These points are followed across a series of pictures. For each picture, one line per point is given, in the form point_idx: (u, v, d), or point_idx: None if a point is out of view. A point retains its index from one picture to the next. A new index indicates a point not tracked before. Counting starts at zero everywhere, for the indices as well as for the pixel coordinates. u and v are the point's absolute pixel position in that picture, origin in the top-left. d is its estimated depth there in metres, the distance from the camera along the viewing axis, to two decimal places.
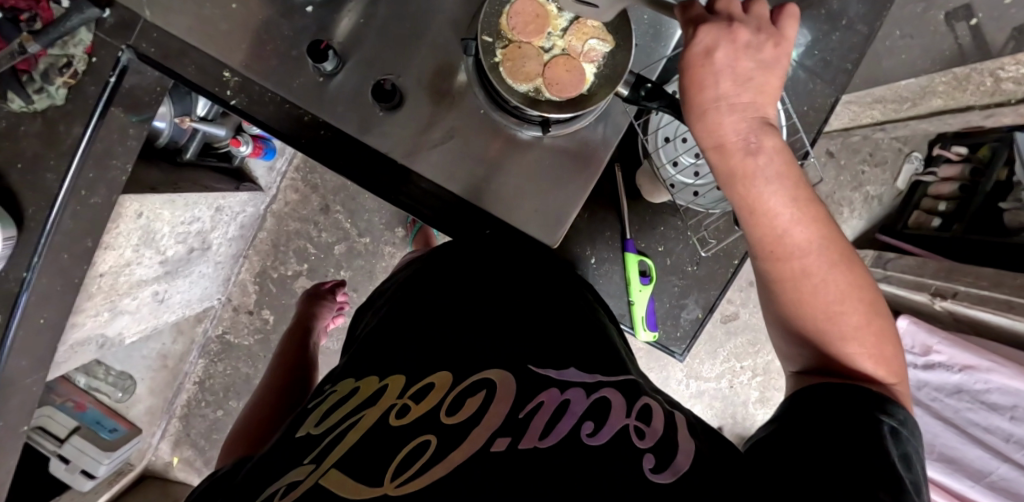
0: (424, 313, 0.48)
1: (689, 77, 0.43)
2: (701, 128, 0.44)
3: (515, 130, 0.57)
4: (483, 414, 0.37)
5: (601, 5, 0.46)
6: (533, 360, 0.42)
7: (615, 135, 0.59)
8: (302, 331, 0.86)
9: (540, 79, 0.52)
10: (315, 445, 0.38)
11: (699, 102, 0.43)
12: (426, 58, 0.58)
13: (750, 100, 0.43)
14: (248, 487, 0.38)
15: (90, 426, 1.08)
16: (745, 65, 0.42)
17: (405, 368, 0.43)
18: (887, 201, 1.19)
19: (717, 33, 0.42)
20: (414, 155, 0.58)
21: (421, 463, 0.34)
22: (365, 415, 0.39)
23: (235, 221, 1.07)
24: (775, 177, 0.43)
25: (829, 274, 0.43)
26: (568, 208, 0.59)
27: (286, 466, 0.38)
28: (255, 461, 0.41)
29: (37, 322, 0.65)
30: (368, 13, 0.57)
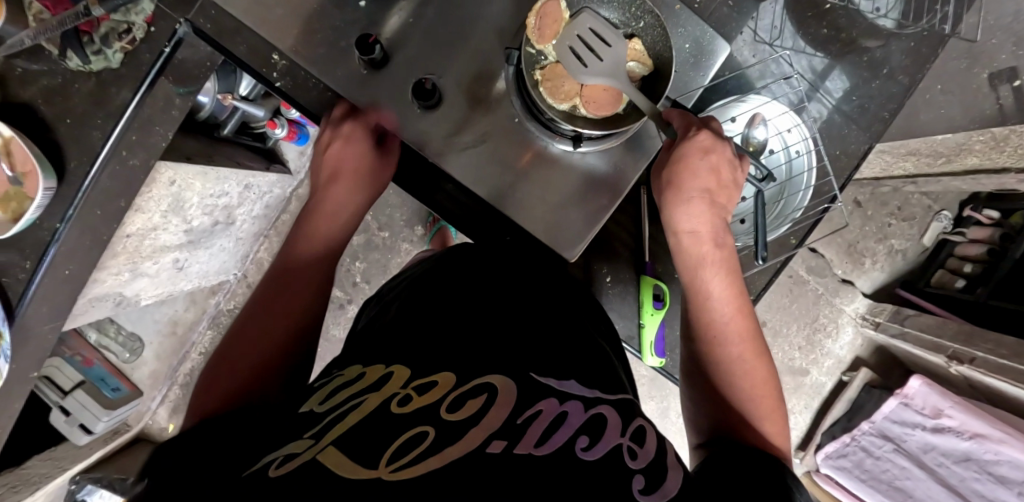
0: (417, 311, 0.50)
1: (681, 163, 0.50)
2: (676, 209, 0.51)
3: (546, 142, 0.58)
4: (484, 415, 0.36)
5: (590, 66, 0.47)
6: (535, 368, 0.42)
7: (642, 157, 0.60)
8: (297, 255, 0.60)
9: (579, 98, 0.52)
10: (315, 422, 0.37)
11: (682, 189, 0.51)
12: (468, 61, 0.59)
13: (721, 203, 0.51)
14: (237, 450, 0.36)
15: (95, 382, 1.11)
16: (726, 175, 0.51)
17: (409, 361, 0.43)
18: (911, 256, 1.17)
19: (712, 136, 0.50)
20: (444, 155, 0.59)
21: (418, 452, 0.34)
22: (367, 398, 0.38)
23: (260, 201, 1.10)
24: (724, 274, 0.50)
25: (754, 364, 0.49)
26: (588, 224, 0.60)
27: (282, 439, 0.36)
28: (248, 423, 0.40)
29: (63, 275, 0.67)
30: (417, 12, 0.59)
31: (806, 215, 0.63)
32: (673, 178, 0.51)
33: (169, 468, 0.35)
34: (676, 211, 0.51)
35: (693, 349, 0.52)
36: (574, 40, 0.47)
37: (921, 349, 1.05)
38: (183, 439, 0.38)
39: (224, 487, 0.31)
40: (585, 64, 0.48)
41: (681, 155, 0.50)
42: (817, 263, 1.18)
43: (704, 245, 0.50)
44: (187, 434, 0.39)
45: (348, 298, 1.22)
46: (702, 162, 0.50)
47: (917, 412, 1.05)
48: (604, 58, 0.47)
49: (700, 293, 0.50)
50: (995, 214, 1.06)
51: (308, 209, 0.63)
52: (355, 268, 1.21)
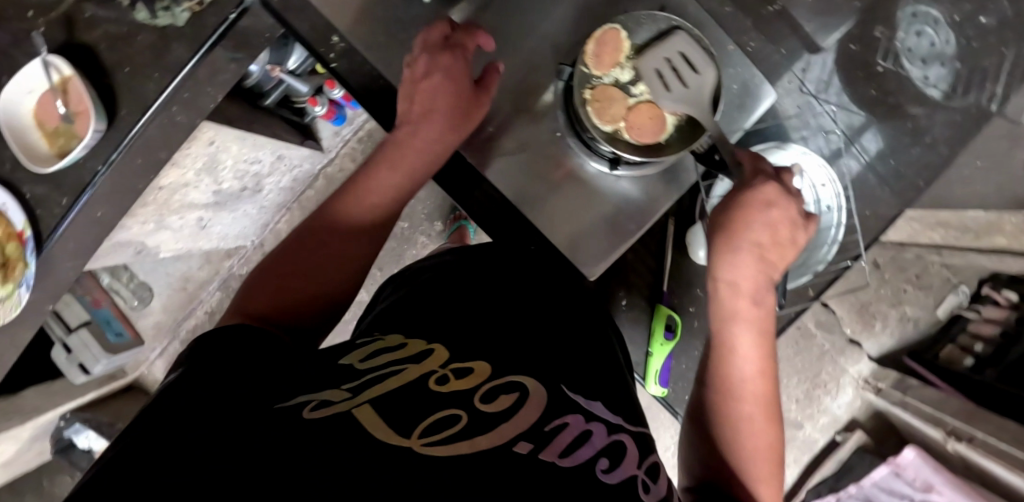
0: (440, 305, 0.50)
1: (739, 214, 0.50)
2: (723, 257, 0.51)
3: (582, 160, 0.60)
4: (515, 412, 0.33)
5: (677, 91, 0.50)
6: (566, 382, 0.39)
7: (676, 190, 0.60)
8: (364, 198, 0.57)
9: (622, 123, 0.53)
10: (354, 377, 0.35)
11: (732, 239, 0.50)
12: (520, 71, 0.60)
13: (769, 260, 0.50)
14: (266, 381, 0.35)
15: (100, 324, 1.13)
16: (782, 234, 0.50)
17: (451, 347, 0.41)
18: (923, 326, 1.16)
19: (777, 193, 0.50)
20: (484, 157, 0.60)
21: (449, 432, 0.30)
22: (409, 368, 0.36)
23: (290, 173, 1.12)
24: (753, 331, 0.50)
25: (761, 427, 0.48)
26: (612, 247, 0.61)
27: (314, 385, 0.34)
28: (263, 361, 0.39)
29: (95, 217, 0.68)
30: (478, 15, 0.60)
31: (827, 270, 0.64)
32: (729, 225, 0.51)
33: (194, 387, 0.35)
34: (722, 259, 0.51)
35: (705, 396, 0.51)
36: (660, 65, 0.51)
37: (920, 421, 1.04)
38: (215, 353, 0.38)
39: (258, 413, 0.30)
40: (668, 89, 0.50)
41: (743, 204, 0.50)
42: (826, 319, 1.18)
43: (740, 298, 0.50)
44: (213, 348, 0.39)
45: None
46: (759, 214, 0.50)
47: (907, 483, 1.03)
48: (688, 85, 0.50)
49: (727, 344, 0.50)
50: (1012, 296, 1.04)
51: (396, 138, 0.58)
52: None
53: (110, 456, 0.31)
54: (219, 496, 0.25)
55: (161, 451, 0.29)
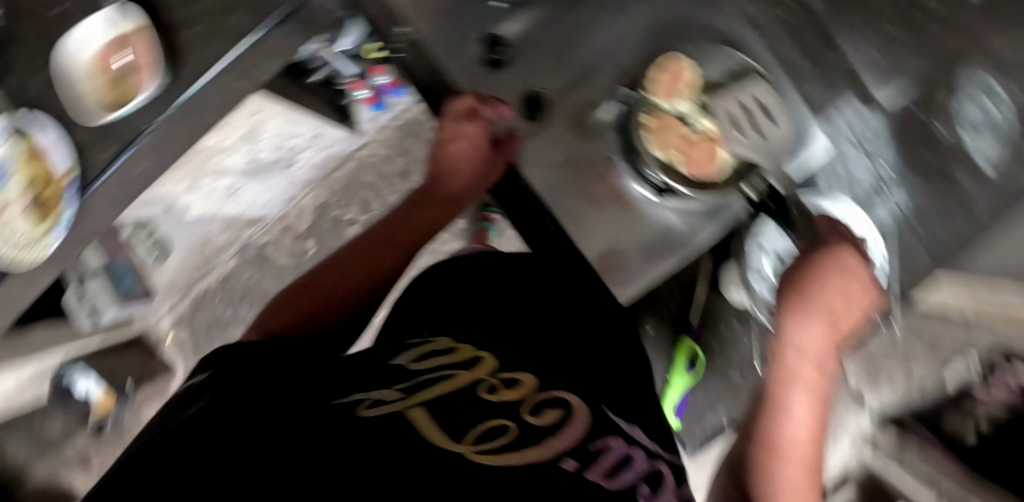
0: (486, 326, 0.53)
1: (806, 280, 0.59)
2: (794, 315, 0.57)
3: (630, 183, 0.61)
4: (558, 428, 0.36)
5: (745, 141, 0.60)
6: (606, 405, 0.42)
7: (716, 224, 0.61)
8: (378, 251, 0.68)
9: (679, 155, 0.61)
10: (407, 378, 0.39)
11: (807, 298, 0.58)
12: (581, 90, 0.61)
13: (828, 325, 0.57)
14: (331, 383, 0.38)
15: (114, 276, 1.11)
16: (847, 302, 0.58)
17: (497, 357, 0.45)
18: (927, 390, 1.16)
19: (847, 267, 0.59)
20: (529, 163, 0.59)
21: (499, 441, 0.33)
22: (457, 375, 0.40)
23: (323, 151, 1.13)
24: (808, 390, 0.54)
25: (804, 483, 0.50)
26: (648, 271, 0.59)
27: (373, 384, 0.38)
28: (330, 371, 0.41)
29: None
30: (548, 28, 0.60)
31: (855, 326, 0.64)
32: (802, 290, 0.59)
33: (252, 391, 0.37)
34: (791, 316, 0.57)
35: (764, 434, 0.52)
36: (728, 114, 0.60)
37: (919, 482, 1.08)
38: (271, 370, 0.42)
39: (319, 405, 0.34)
40: (733, 135, 0.60)
41: (818, 269, 0.60)
42: None
43: (805, 353, 0.55)
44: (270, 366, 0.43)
45: None
46: (835, 276, 0.59)
47: None
48: (749, 138, 0.60)
49: (781, 393, 0.53)
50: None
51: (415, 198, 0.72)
52: None
53: (173, 441, 0.33)
54: (283, 470, 0.27)
55: (230, 428, 0.32)
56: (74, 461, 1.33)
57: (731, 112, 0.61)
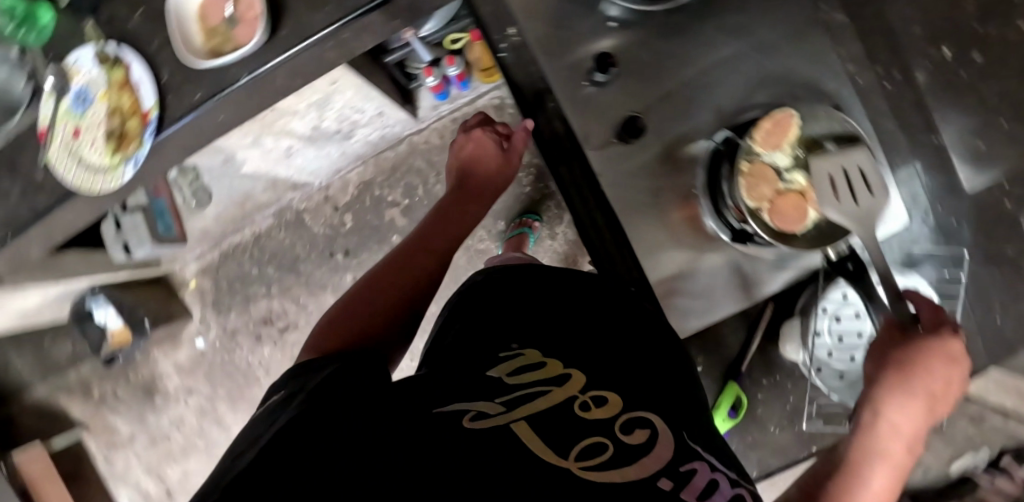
0: (565, 335, 0.57)
1: (917, 354, 0.47)
2: (892, 393, 0.48)
3: (708, 218, 0.60)
4: (651, 447, 0.40)
5: (845, 203, 0.50)
6: (687, 429, 0.46)
7: (795, 272, 0.60)
8: (429, 240, 0.73)
9: (768, 205, 0.53)
10: (506, 391, 0.46)
11: (911, 375, 0.47)
12: (678, 121, 0.61)
13: (924, 403, 0.48)
14: (445, 393, 0.46)
15: (155, 213, 1.14)
16: (948, 386, 0.48)
17: (586, 372, 0.50)
18: (932, 477, 1.15)
19: (957, 348, 0.47)
20: (615, 189, 0.61)
21: (600, 458, 0.37)
22: (553, 390, 0.46)
23: (381, 130, 1.13)
24: (891, 475, 0.45)
25: None
26: (715, 309, 0.61)
27: (477, 397, 0.45)
28: (438, 384, 0.48)
29: (215, 120, 0.67)
30: (659, 55, 0.61)
31: None
32: (906, 363, 0.47)
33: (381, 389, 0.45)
34: (889, 392, 0.48)
35: None
36: (834, 172, 0.51)
37: None
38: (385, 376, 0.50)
39: (428, 413, 0.41)
40: (837, 198, 0.50)
41: (925, 349, 0.47)
42: None
43: (894, 436, 0.47)
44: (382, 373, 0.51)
45: None
46: (940, 367, 0.47)
47: None
48: (861, 203, 0.50)
49: (857, 474, 0.45)
50: None
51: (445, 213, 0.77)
52: None
53: (316, 419, 0.40)
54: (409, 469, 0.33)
55: (365, 420, 0.39)
56: (78, 386, 1.34)
57: (836, 171, 0.51)
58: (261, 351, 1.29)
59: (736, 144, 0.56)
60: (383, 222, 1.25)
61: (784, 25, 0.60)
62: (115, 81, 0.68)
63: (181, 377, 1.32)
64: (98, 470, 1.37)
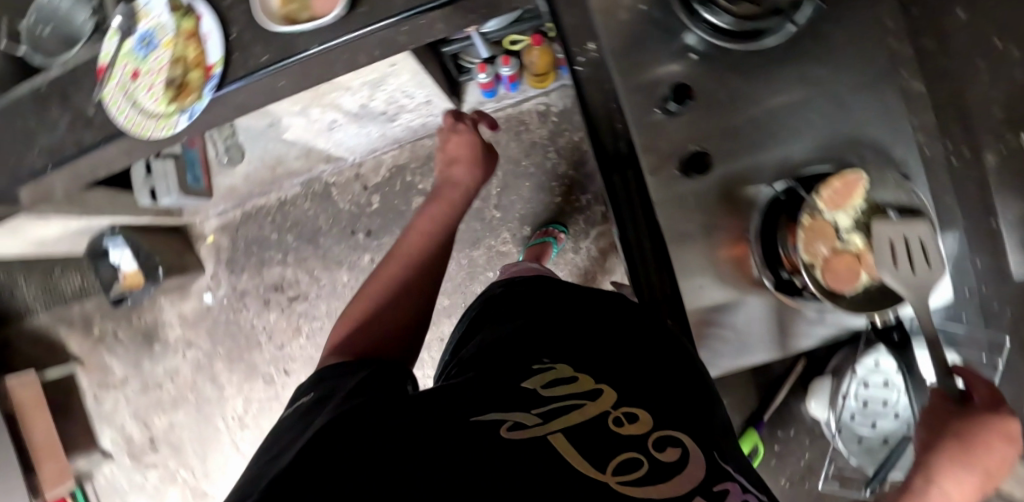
0: (596, 353, 0.58)
1: (974, 427, 0.44)
2: (943, 464, 0.44)
3: (755, 264, 0.59)
4: (684, 464, 0.42)
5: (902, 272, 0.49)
6: (718, 450, 0.47)
7: (837, 329, 0.60)
8: (432, 240, 0.78)
9: (822, 261, 0.53)
10: (541, 403, 0.48)
11: (966, 448, 0.43)
12: (743, 165, 0.60)
13: (972, 480, 0.44)
14: (480, 399, 0.49)
15: (185, 163, 1.14)
16: (996, 469, 0.45)
17: (617, 388, 0.52)
18: None
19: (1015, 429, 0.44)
20: (670, 221, 0.61)
21: (636, 475, 0.40)
22: (587, 404, 0.48)
23: (424, 117, 1.13)
24: None
25: None
26: (749, 354, 0.62)
27: (514, 405, 0.47)
28: (474, 389, 0.51)
29: (272, 85, 0.65)
30: (735, 97, 0.60)
31: None
32: (962, 434, 0.44)
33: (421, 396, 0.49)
34: (940, 462, 0.44)
35: None
36: (895, 240, 0.50)
37: None
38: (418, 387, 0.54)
39: (467, 423, 0.44)
40: (895, 265, 0.49)
41: (981, 424, 0.44)
42: None
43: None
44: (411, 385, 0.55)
45: None
46: (998, 448, 0.44)
47: None
48: (917, 274, 0.49)
49: None
50: None
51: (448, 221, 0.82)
52: None
53: (364, 426, 0.45)
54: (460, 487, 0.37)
55: (411, 431, 0.43)
56: (81, 320, 1.35)
57: (896, 238, 0.50)
58: (267, 316, 1.28)
59: (797, 195, 0.56)
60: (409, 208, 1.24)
61: (864, 86, 0.59)
62: (184, 29, 0.67)
63: (183, 328, 1.32)
64: (86, 406, 1.37)
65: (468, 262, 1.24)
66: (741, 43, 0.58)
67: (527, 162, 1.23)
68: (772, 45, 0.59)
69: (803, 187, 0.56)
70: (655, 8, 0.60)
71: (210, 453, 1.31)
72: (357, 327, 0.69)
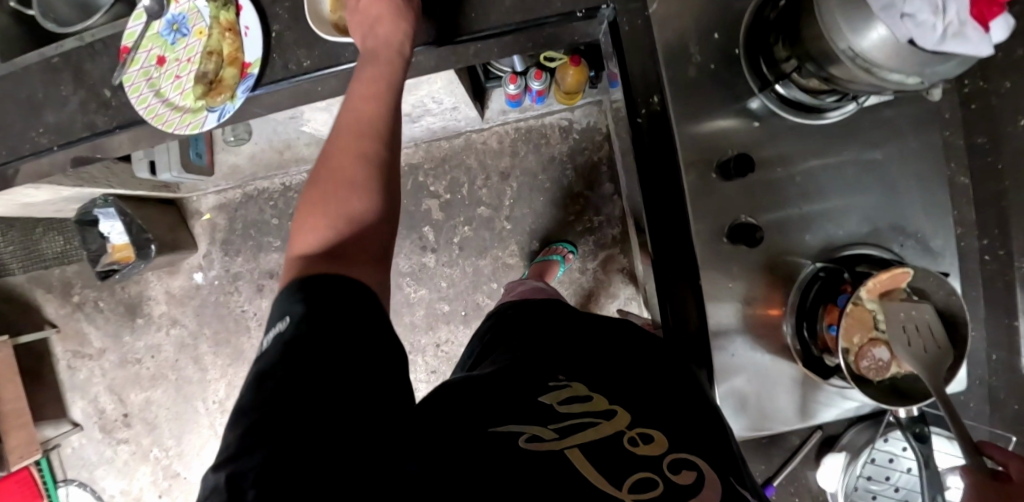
0: (605, 374, 0.60)
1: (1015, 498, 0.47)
2: None
3: (789, 337, 0.61)
4: (699, 489, 0.45)
5: (919, 354, 0.52)
6: (735, 475, 0.49)
7: (857, 403, 0.62)
8: (368, 95, 0.52)
9: (854, 347, 0.55)
10: (557, 418, 0.50)
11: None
12: (788, 234, 0.61)
13: None
14: (492, 408, 0.50)
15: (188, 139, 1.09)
16: None
17: (630, 409, 0.54)
18: None
19: None
20: (710, 284, 0.61)
21: (654, 494, 0.44)
22: (602, 423, 0.50)
23: (445, 121, 1.09)
24: None
25: None
26: (777, 421, 0.63)
27: (528, 418, 0.50)
28: (487, 397, 0.52)
29: (312, 90, 0.62)
30: (790, 165, 0.61)
31: None
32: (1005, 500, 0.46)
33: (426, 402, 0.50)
34: None
35: None
36: (915, 325, 0.53)
37: None
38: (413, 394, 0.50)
39: (483, 431, 0.46)
40: (909, 345, 0.53)
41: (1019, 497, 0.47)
42: None
43: None
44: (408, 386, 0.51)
45: (433, 247, 1.24)
46: None
47: None
48: (931, 357, 0.52)
49: None
50: None
51: (392, 64, 0.54)
52: (462, 230, 1.23)
53: (338, 400, 0.38)
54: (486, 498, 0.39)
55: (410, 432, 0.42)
56: (62, 285, 1.30)
57: (918, 323, 0.53)
58: (259, 303, 1.24)
59: (839, 275, 0.57)
60: (418, 209, 1.25)
61: (916, 176, 0.60)
62: (221, 20, 0.61)
63: (169, 305, 1.28)
64: (58, 373, 1.33)
65: (473, 270, 1.23)
66: (803, 116, 0.60)
67: (543, 176, 1.21)
68: (835, 119, 0.60)
69: (848, 272, 0.57)
70: (723, 68, 0.61)
71: (186, 435, 1.28)
72: (327, 251, 0.45)
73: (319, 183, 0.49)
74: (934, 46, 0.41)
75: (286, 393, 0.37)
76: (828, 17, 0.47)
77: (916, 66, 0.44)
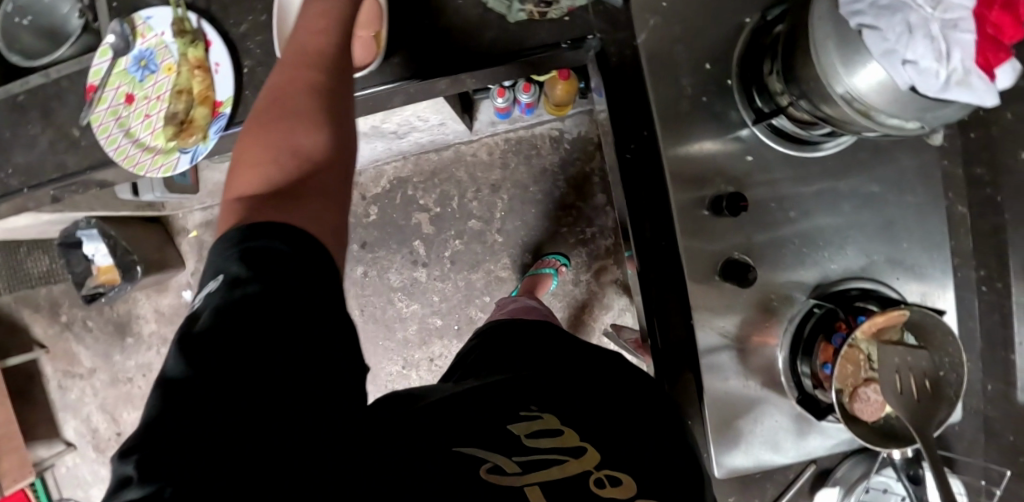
0: (581, 401, 0.57)
1: None
2: None
3: (784, 374, 0.59)
4: None
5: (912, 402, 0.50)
6: None
7: (846, 440, 0.61)
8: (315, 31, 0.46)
9: (848, 387, 0.53)
10: (522, 450, 0.47)
11: None
12: (783, 269, 0.59)
13: None
14: (458, 432, 0.48)
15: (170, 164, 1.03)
16: None
17: (600, 446, 0.51)
18: None
19: None
20: (705, 322, 0.59)
21: None
22: (569, 461, 0.48)
23: (433, 135, 1.07)
24: None
25: None
26: (757, 458, 0.61)
27: (494, 446, 0.47)
28: (455, 419, 0.49)
29: None
30: (783, 198, 0.59)
31: None
32: None
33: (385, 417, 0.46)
34: None
35: None
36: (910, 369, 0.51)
37: None
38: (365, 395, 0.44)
39: (445, 453, 0.44)
40: (903, 392, 0.50)
41: None
42: None
43: None
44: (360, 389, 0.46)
45: (423, 261, 1.22)
46: None
47: None
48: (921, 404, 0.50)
49: None
50: None
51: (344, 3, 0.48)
52: (452, 244, 1.21)
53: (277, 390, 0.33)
54: None
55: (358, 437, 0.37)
56: (53, 302, 1.29)
57: (913, 368, 0.51)
58: None
59: (835, 314, 0.55)
60: (408, 223, 1.23)
61: (913, 208, 0.58)
62: (190, 58, 0.59)
63: (158, 324, 1.26)
64: (50, 393, 1.32)
65: (465, 285, 1.21)
66: (799, 146, 0.58)
67: (534, 188, 1.19)
68: (831, 151, 0.58)
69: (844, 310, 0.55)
70: (715, 98, 0.59)
71: None
72: (273, 192, 0.38)
73: (260, 121, 0.42)
74: (936, 93, 0.39)
75: (215, 373, 0.32)
76: (823, 58, 0.45)
77: (915, 111, 0.43)
